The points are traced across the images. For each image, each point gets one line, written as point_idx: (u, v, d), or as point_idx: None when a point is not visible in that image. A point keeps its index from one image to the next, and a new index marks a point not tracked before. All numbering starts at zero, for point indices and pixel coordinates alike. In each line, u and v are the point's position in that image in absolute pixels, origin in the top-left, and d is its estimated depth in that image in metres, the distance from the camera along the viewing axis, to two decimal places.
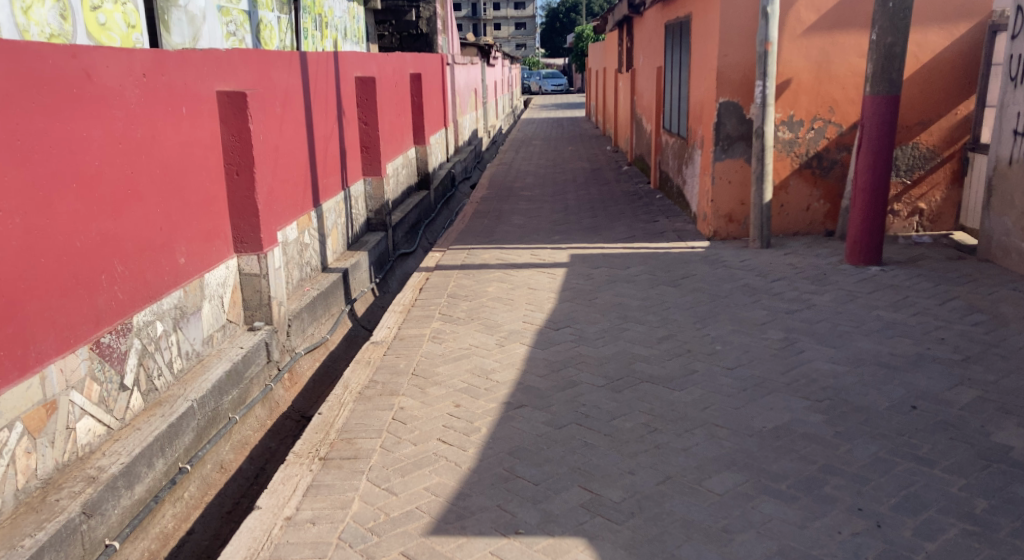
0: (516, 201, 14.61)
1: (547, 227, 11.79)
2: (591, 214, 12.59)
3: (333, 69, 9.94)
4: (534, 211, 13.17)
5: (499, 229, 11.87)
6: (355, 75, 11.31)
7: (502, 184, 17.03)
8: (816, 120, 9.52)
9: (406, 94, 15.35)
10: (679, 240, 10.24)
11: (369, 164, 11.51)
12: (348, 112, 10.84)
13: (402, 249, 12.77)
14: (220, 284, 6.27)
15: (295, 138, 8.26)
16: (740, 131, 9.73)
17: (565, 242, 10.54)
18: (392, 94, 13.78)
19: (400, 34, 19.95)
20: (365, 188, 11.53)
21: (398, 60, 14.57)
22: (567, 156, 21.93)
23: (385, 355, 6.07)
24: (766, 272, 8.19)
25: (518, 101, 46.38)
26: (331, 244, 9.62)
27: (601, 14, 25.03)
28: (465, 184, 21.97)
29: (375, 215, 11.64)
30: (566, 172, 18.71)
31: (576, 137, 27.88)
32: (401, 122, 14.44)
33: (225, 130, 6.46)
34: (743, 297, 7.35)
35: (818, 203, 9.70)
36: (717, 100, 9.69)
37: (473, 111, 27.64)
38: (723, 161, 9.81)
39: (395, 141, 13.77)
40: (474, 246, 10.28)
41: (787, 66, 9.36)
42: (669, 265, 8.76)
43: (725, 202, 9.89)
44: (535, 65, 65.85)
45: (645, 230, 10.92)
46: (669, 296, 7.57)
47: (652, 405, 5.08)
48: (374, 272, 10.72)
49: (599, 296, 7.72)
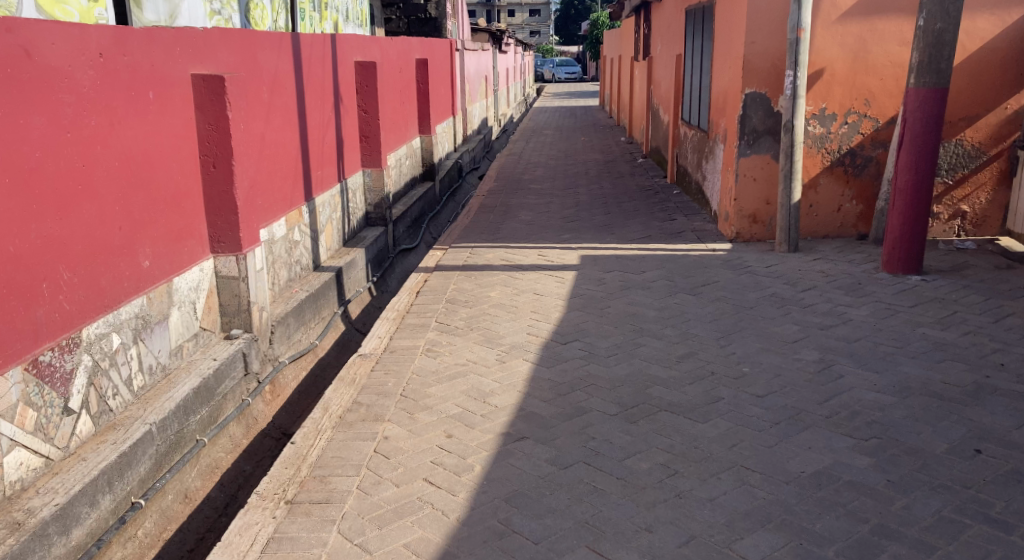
0: (524, 195, 13.99)
1: (558, 224, 11.18)
2: (603, 210, 11.98)
3: (330, 52, 9.37)
4: (544, 207, 12.57)
5: (506, 225, 11.27)
6: (355, 59, 10.71)
7: (511, 176, 16.43)
8: (850, 114, 8.91)
9: (411, 81, 14.75)
10: (697, 241, 9.59)
11: (368, 155, 10.92)
12: (347, 100, 10.26)
13: (403, 244, 12.17)
14: (192, 289, 5.67)
15: (283, 128, 7.68)
16: (766, 124, 9.09)
17: (575, 241, 9.94)
18: (395, 81, 13.18)
19: (408, 18, 19.35)
20: (365, 180, 10.96)
21: (403, 45, 14.00)
22: (580, 148, 21.30)
23: (372, 373, 5.53)
24: (793, 280, 7.56)
25: (531, 91, 45.72)
26: (325, 240, 9.05)
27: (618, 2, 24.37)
28: (473, 175, 21.37)
29: (374, 209, 11.06)
30: (578, 165, 18.09)
31: (588, 127, 27.22)
32: (405, 110, 13.87)
33: (201, 118, 5.86)
34: (769, 310, 6.73)
35: (850, 204, 9.10)
36: (742, 90, 9.05)
37: (483, 100, 26.99)
38: (748, 158, 9.17)
39: (399, 130, 13.19)
40: (479, 245, 9.71)
41: (820, 55, 8.76)
42: (687, 271, 8.14)
43: (749, 201, 9.25)
44: (549, 54, 65.12)
45: (660, 229, 10.29)
46: (687, 307, 6.96)
47: (671, 441, 4.48)
48: (372, 270, 10.15)
49: (612, 304, 7.12)
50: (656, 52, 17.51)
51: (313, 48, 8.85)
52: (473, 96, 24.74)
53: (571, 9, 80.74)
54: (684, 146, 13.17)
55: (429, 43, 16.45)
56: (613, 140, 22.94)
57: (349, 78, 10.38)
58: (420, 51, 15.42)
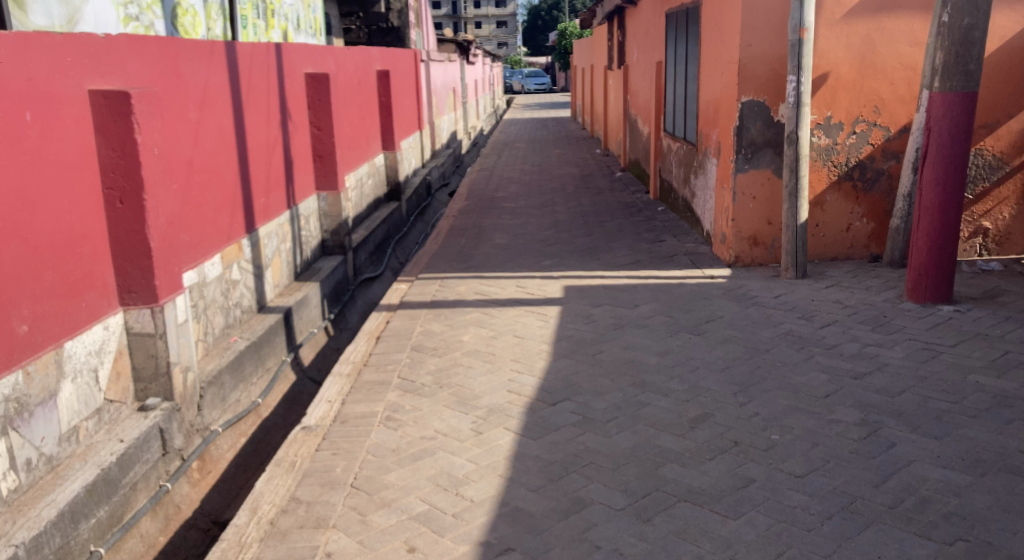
0: (498, 214, 12.98)
1: (536, 247, 10.18)
2: (584, 230, 11.00)
3: (274, 63, 8.44)
4: (520, 228, 11.57)
5: (480, 249, 10.26)
6: (308, 71, 9.70)
7: (483, 194, 15.43)
8: (858, 123, 7.89)
9: (372, 94, 13.77)
10: (692, 266, 8.58)
11: (323, 177, 9.93)
12: (297, 116, 9.26)
13: (367, 272, 11.14)
14: (93, 354, 4.77)
15: (212, 149, 6.80)
16: (766, 136, 8.13)
17: (557, 268, 8.94)
18: (354, 94, 12.20)
19: (369, 28, 18.36)
20: (321, 205, 9.94)
21: (362, 56, 13.05)
22: (555, 161, 20.33)
23: (317, 453, 4.56)
24: (810, 312, 6.62)
25: (501, 102, 44.82)
26: (272, 276, 8.09)
27: (589, 7, 23.44)
28: (442, 193, 20.40)
29: (331, 236, 10.06)
30: (553, 179, 17.13)
31: (562, 139, 26.25)
32: (365, 125, 12.89)
33: (102, 143, 4.88)
34: (789, 351, 5.78)
35: (859, 222, 8.08)
36: (738, 99, 8.09)
37: (452, 112, 25.99)
38: (746, 173, 8.21)
39: (359, 146, 12.20)
40: (449, 275, 8.70)
41: (824, 57, 7.74)
42: (686, 304, 7.17)
43: (748, 221, 8.27)
44: (518, 64, 64.36)
45: (650, 252, 9.33)
46: (693, 350, 5.98)
47: (697, 545, 3.66)
48: (329, 306, 9.14)
49: (604, 347, 6.12)
50: (633, 59, 16.56)
51: (251, 60, 7.87)
52: (441, 109, 23.72)
53: (539, 20, 79.97)
54: (669, 161, 12.19)
55: (391, 54, 15.48)
56: (588, 152, 21.99)
57: (298, 94, 9.37)
58: (381, 62, 14.48)
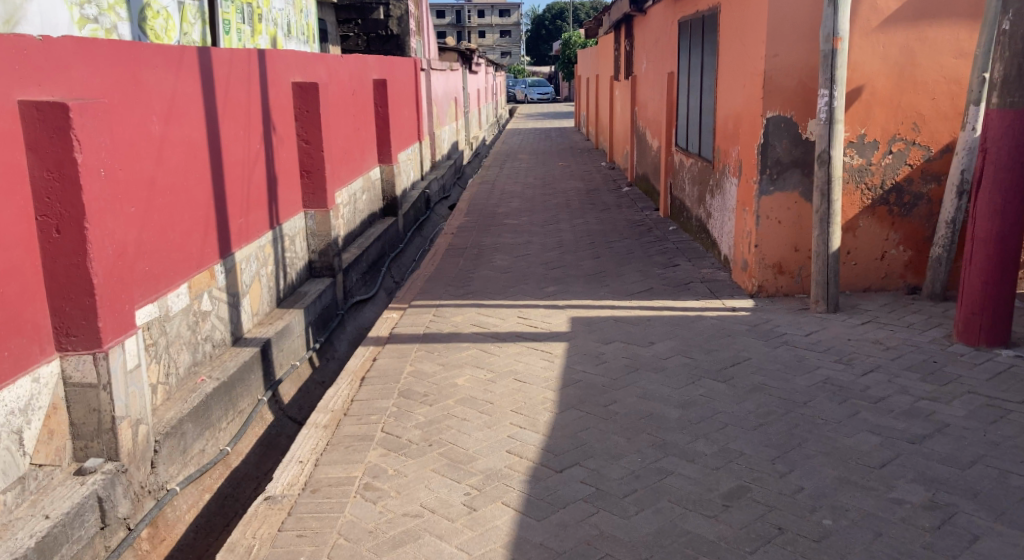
0: (499, 232, 12.26)
1: (540, 270, 9.46)
2: (591, 252, 10.29)
3: (257, 71, 7.75)
4: (523, 248, 10.85)
5: (479, 272, 9.54)
6: (296, 80, 8.99)
7: (484, 209, 14.72)
8: (894, 142, 7.17)
9: (368, 104, 13.07)
10: (710, 295, 7.84)
11: (311, 194, 9.22)
12: (282, 129, 8.56)
13: (358, 295, 10.41)
14: (15, 414, 4.23)
15: (181, 167, 6.10)
16: (793, 155, 7.41)
17: (562, 295, 8.22)
18: (347, 104, 11.49)
19: (367, 36, 17.64)
20: (306, 224, 9.22)
21: (358, 64, 12.36)
22: (559, 175, 19.61)
23: (278, 536, 3.96)
24: (848, 354, 5.91)
25: (503, 111, 44.15)
26: (251, 303, 7.36)
27: (594, 17, 22.74)
28: (442, 206, 19.70)
29: (318, 257, 9.34)
30: (557, 194, 16.42)
31: (566, 151, 25.55)
32: (360, 137, 12.17)
33: (35, 163, 4.29)
34: (830, 405, 5.06)
35: (896, 250, 7.34)
36: (763, 114, 7.37)
37: (452, 122, 25.27)
38: (771, 196, 7.50)
39: (352, 159, 11.49)
40: (445, 303, 7.98)
41: (858, 70, 7.02)
42: (707, 342, 6.45)
43: (772, 247, 7.56)
44: (520, 73, 63.74)
45: (663, 278, 8.60)
46: (719, 401, 5.26)
47: None
48: (313, 334, 8.43)
49: (618, 395, 5.40)
50: (642, 69, 15.83)
51: (229, 67, 7.16)
52: (442, 118, 23.00)
53: (542, 29, 79.34)
54: (681, 178, 11.44)
55: (389, 62, 14.77)
56: (592, 165, 21.28)
57: (284, 105, 8.67)
58: (379, 71, 13.79)
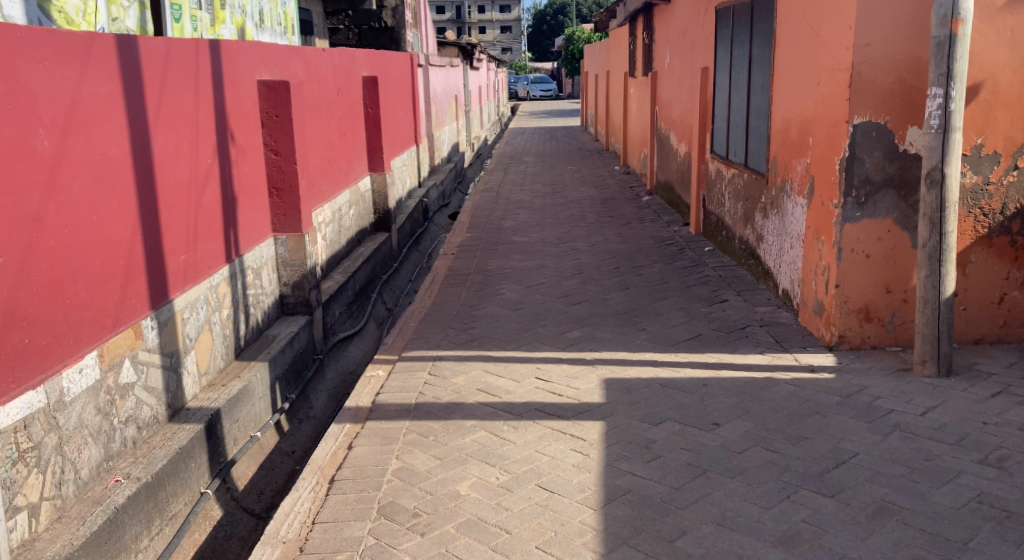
0: (507, 253, 10.69)
1: (559, 305, 7.88)
2: (618, 280, 8.72)
3: (205, 67, 6.21)
4: (536, 274, 9.28)
5: (487, 306, 7.99)
6: (260, 79, 7.45)
7: (488, 222, 13.17)
8: (1021, 154, 5.59)
9: (356, 105, 11.57)
10: (775, 346, 6.27)
11: (282, 216, 7.66)
12: (245, 139, 7.03)
13: (341, 332, 8.79)
14: None
15: (90, 195, 4.59)
16: (886, 172, 5.89)
17: (590, 344, 6.64)
18: (330, 106, 9.99)
19: (359, 29, 16.65)
20: (276, 252, 7.67)
21: (344, 61, 10.85)
22: (569, 180, 18.04)
23: None
24: (996, 449, 4.39)
25: (505, 108, 42.55)
26: (196, 362, 5.77)
27: (606, 11, 21.21)
28: (441, 215, 18.15)
29: (291, 290, 7.74)
30: (569, 204, 14.87)
31: (574, 153, 23.98)
32: (346, 144, 10.65)
33: None
34: (1006, 552, 3.63)
35: (1018, 292, 5.77)
36: (849, 120, 5.86)
37: (452, 123, 23.72)
38: (858, 222, 5.96)
39: (335, 169, 9.96)
40: (446, 356, 6.43)
41: (976, 61, 5.46)
42: (792, 424, 4.88)
43: (857, 287, 6.02)
44: (523, 70, 62.13)
45: (712, 320, 7.04)
46: (835, 537, 3.77)
47: None
48: (286, 389, 6.86)
49: (692, 524, 3.90)
50: (664, 65, 14.30)
51: (167, 61, 5.62)
52: (441, 119, 21.46)
53: (544, 25, 77.67)
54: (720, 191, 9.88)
55: (380, 58, 13.25)
56: (605, 169, 19.73)
57: (248, 108, 7.13)
58: (368, 67, 12.28)
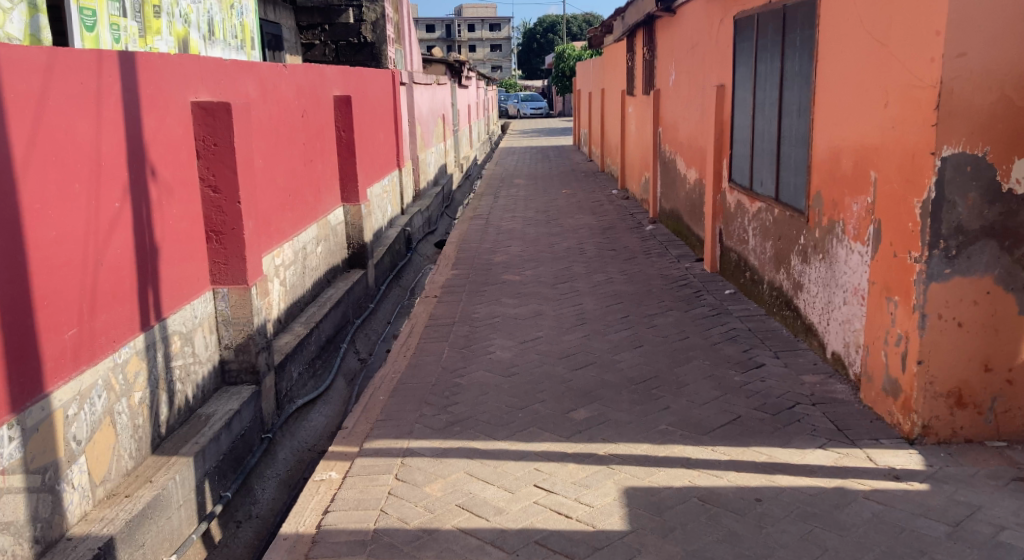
0: (497, 296, 9.34)
1: (560, 369, 6.54)
2: (628, 334, 7.38)
3: (113, 86, 4.87)
4: (531, 324, 7.94)
5: (473, 370, 6.64)
6: (194, 100, 6.09)
7: (476, 256, 11.84)
8: None
9: (325, 127, 10.25)
10: (838, 438, 4.96)
11: (223, 266, 6.28)
12: (171, 175, 5.67)
13: (300, 397, 7.43)
14: None
15: None
16: (984, 219, 4.65)
17: (602, 429, 5.30)
18: (291, 129, 8.67)
19: (336, 43, 15.43)
20: (217, 308, 6.29)
21: (309, 77, 9.54)
22: (564, 206, 16.72)
23: None
24: None
25: (494, 126, 41.30)
26: (88, 470, 4.40)
27: (602, 27, 20.01)
28: (426, 243, 16.82)
29: (235, 355, 6.38)
30: (566, 233, 13.57)
31: (567, 174, 22.69)
32: (310, 172, 9.31)
33: None
34: None
35: None
36: (936, 152, 4.59)
37: (439, 143, 22.41)
38: (947, 283, 4.69)
39: (296, 203, 8.63)
40: (422, 450, 5.09)
41: None
42: None
43: (946, 363, 4.74)
44: (512, 87, 61.00)
45: (750, 395, 5.70)
46: None
47: None
48: (220, 486, 5.47)
49: None
50: (669, 82, 13.05)
51: (50, 79, 4.28)
52: (427, 140, 20.15)
53: (534, 42, 76.57)
54: (742, 227, 8.59)
55: (354, 75, 11.94)
56: (602, 193, 18.42)
57: (177, 137, 5.77)
58: (339, 85, 10.95)
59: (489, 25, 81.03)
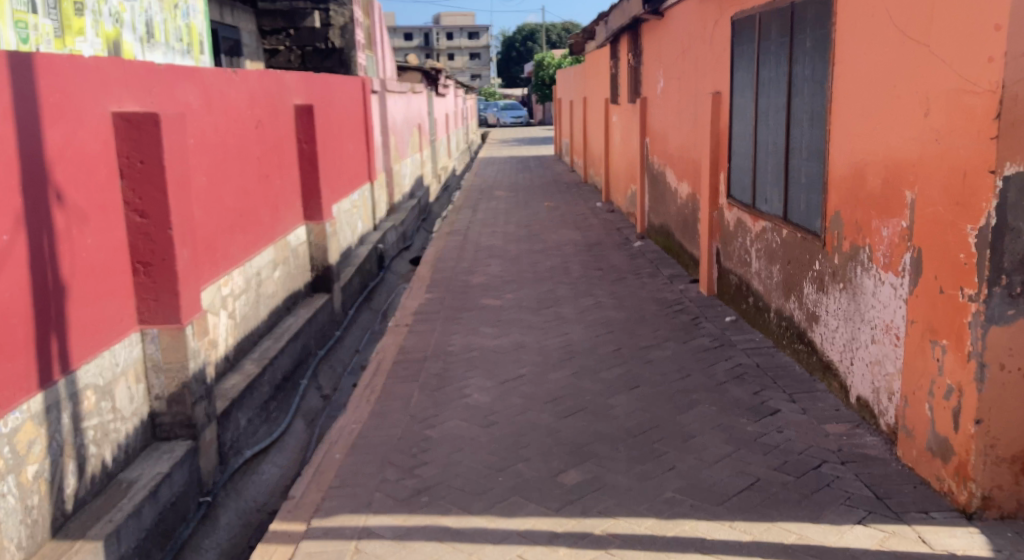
0: (474, 323, 8.48)
1: (545, 417, 5.69)
2: (621, 371, 6.54)
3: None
4: (512, 359, 7.09)
5: (446, 418, 5.79)
6: (116, 110, 5.26)
7: (453, 277, 11.00)
8: None
9: (283, 140, 9.43)
10: (879, 510, 4.16)
11: (151, 304, 5.45)
12: (85, 201, 4.83)
13: (248, 447, 6.61)
14: None
15: None
16: None
17: (598, 500, 4.47)
18: (239, 142, 7.86)
19: (302, 50, 14.62)
20: (146, 353, 5.48)
21: (262, 85, 8.74)
22: (547, 220, 15.90)
23: None
24: None
25: (475, 136, 40.57)
26: None
27: (583, 33, 19.24)
28: (401, 260, 15.97)
29: (168, 408, 5.56)
30: (549, 250, 12.75)
31: (550, 186, 21.90)
32: (261, 190, 8.48)
33: None
34: None
35: None
36: (997, 170, 3.81)
37: (416, 154, 21.57)
38: (1011, 326, 3.89)
39: (243, 225, 7.80)
40: (384, 532, 4.27)
41: None
42: None
43: (1010, 422, 3.94)
44: (492, 96, 60.36)
45: (766, 451, 4.84)
46: None
47: None
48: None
49: None
50: (658, 90, 12.32)
51: None
52: (403, 151, 19.31)
53: (513, 50, 75.89)
54: (744, 249, 7.80)
55: (317, 84, 11.13)
56: (586, 206, 17.63)
57: (94, 154, 4.97)
58: (299, 93, 10.13)
59: (468, 34, 80.28)
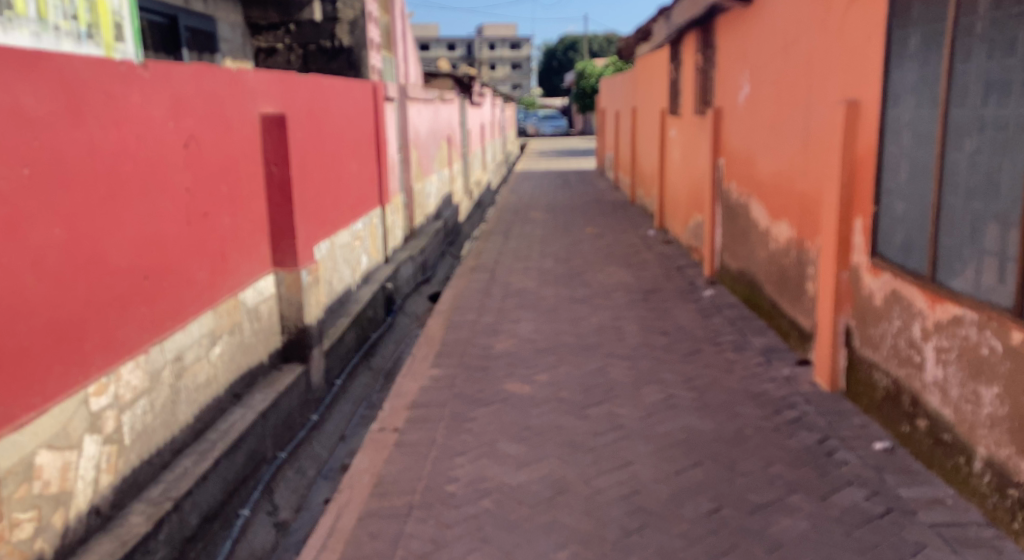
0: (493, 433, 5.92)
1: None
2: None
3: None
4: (539, 537, 4.61)
5: None
6: None
7: (471, 341, 8.44)
8: None
9: (237, 161, 6.85)
10: None
11: None
12: None
13: None
14: None
15: None
16: None
17: None
18: (140, 170, 5.25)
19: (303, 47, 12.00)
20: None
21: (197, 83, 6.11)
22: (591, 253, 13.27)
23: None
24: None
25: (510, 146, 37.99)
26: None
27: (636, 33, 16.63)
28: (416, 296, 13.37)
29: None
30: (597, 299, 10.11)
31: (593, 206, 19.28)
32: (188, 237, 5.91)
33: None
34: None
35: None
36: None
37: (444, 168, 18.97)
38: None
39: (141, 293, 5.22)
40: None
41: None
42: None
43: None
44: (532, 104, 57.83)
45: None
46: None
47: None
48: None
49: None
50: (742, 97, 9.67)
51: None
52: (426, 166, 16.69)
53: (554, 58, 73.32)
54: (923, 349, 5.20)
55: (302, 85, 8.57)
56: (636, 233, 15.01)
57: None
58: (267, 97, 7.55)
59: (508, 42, 77.76)
